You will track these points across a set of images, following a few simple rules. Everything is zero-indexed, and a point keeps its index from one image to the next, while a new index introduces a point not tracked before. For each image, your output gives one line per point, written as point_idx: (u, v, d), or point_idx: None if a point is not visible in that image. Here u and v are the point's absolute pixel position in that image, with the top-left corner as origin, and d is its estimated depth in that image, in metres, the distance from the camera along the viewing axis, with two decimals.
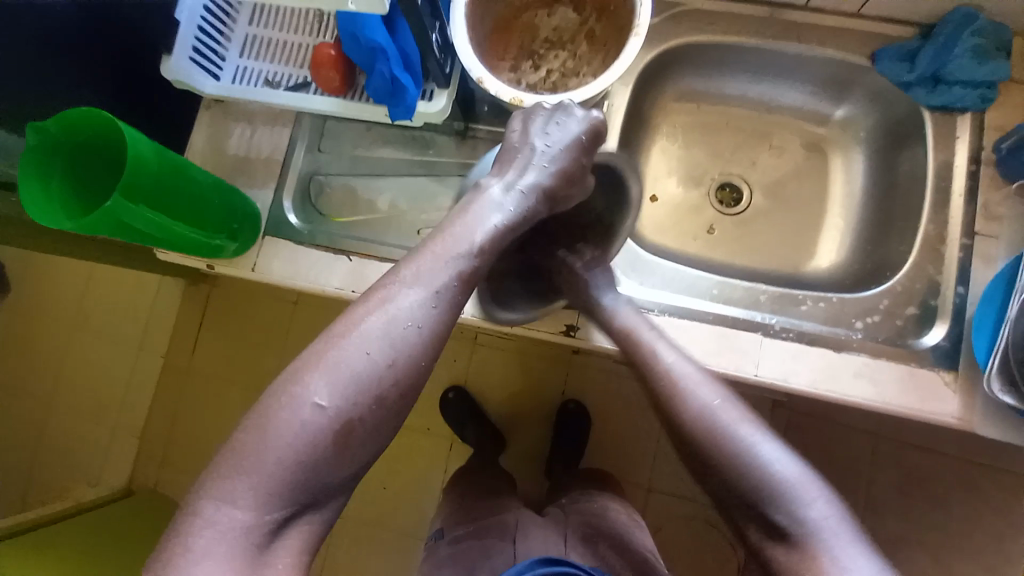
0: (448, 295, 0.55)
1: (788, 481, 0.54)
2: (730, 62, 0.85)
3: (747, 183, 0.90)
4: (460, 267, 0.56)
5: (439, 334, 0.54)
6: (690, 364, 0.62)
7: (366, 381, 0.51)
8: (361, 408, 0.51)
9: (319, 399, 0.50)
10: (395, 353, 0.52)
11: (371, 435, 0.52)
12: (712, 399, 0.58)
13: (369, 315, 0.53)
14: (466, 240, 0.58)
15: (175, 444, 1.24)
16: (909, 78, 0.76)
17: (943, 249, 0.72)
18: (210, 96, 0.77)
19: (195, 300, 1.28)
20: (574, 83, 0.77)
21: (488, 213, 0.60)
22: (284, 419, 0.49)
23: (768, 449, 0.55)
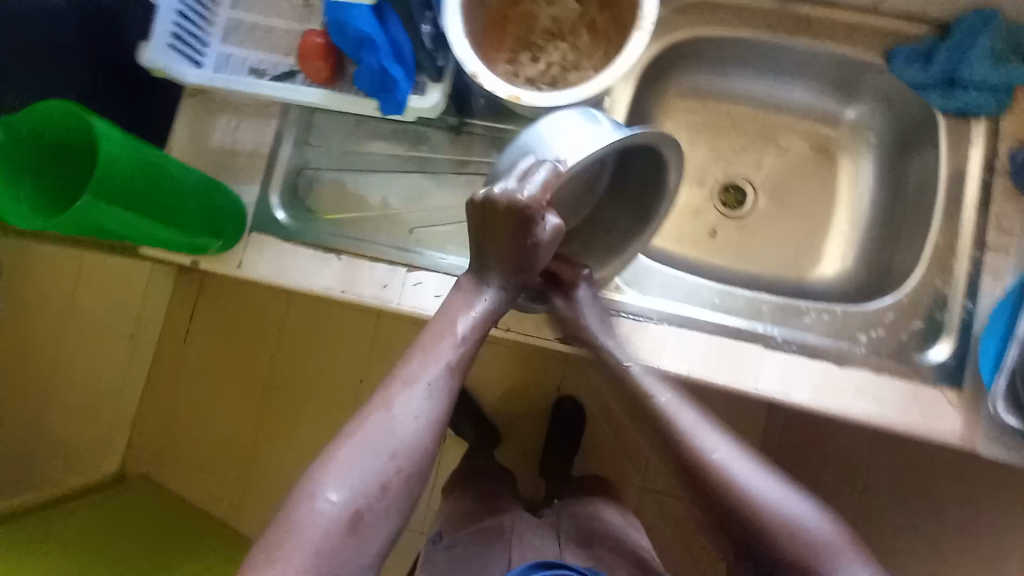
0: (442, 381, 0.55)
1: (818, 540, 0.50)
2: (738, 58, 0.81)
3: (751, 184, 0.87)
4: (451, 357, 0.57)
5: (439, 420, 0.54)
6: (699, 417, 0.57)
7: (375, 479, 0.50)
8: (374, 498, 0.50)
9: (330, 498, 0.49)
10: (398, 445, 0.52)
11: (385, 517, 0.50)
12: (729, 457, 0.54)
13: (371, 414, 0.53)
14: (453, 330, 0.58)
15: (173, 466, 1.23)
16: (924, 79, 0.72)
17: (952, 260, 0.69)
18: (193, 86, 0.73)
19: (188, 291, 1.26)
20: (575, 77, 0.73)
21: (472, 303, 0.60)
22: (300, 526, 0.48)
23: (801, 509, 0.51)
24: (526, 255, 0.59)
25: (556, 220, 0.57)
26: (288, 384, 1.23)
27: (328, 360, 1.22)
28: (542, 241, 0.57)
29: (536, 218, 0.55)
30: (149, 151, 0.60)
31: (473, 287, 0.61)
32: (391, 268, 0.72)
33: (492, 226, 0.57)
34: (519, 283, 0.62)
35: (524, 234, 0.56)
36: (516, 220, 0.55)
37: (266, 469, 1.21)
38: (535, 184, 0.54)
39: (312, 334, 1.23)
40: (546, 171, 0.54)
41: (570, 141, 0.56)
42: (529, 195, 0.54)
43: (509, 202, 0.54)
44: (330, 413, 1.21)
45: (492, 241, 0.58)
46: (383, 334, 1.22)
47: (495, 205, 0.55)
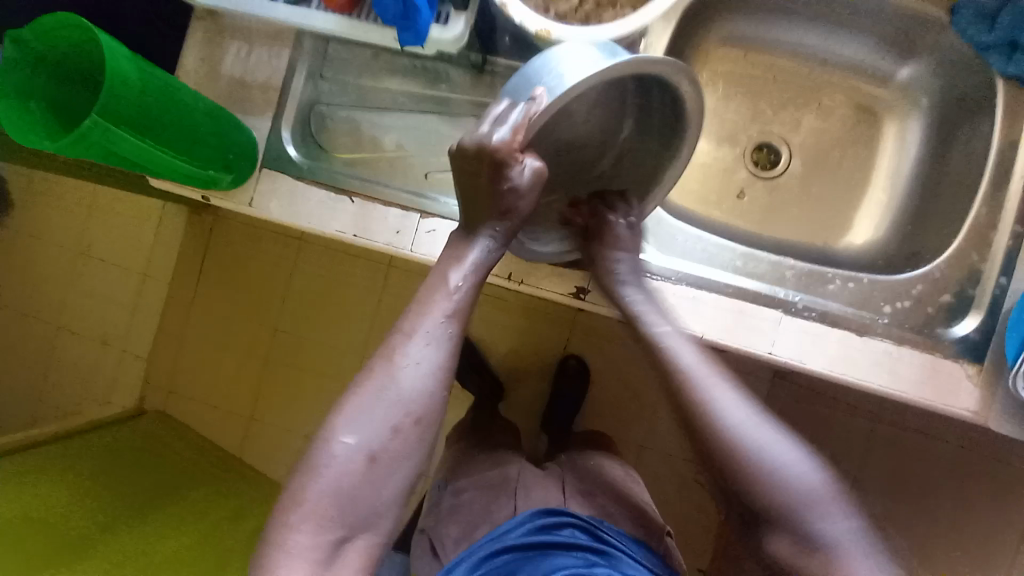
0: (442, 328, 0.54)
1: (808, 498, 0.50)
2: (788, 4, 0.75)
3: (786, 146, 0.82)
4: (449, 305, 0.55)
5: (445, 365, 0.53)
6: (709, 370, 0.57)
7: (386, 423, 0.50)
8: (387, 439, 0.50)
9: (345, 442, 0.50)
10: (405, 392, 0.51)
11: (402, 457, 0.51)
12: (734, 412, 0.53)
13: (375, 365, 0.53)
14: (447, 281, 0.56)
15: (188, 400, 1.27)
16: (987, 40, 0.66)
17: (992, 235, 0.66)
18: (202, 7, 0.69)
19: (197, 230, 1.24)
20: (609, 15, 0.67)
21: (462, 254, 0.58)
22: (318, 470, 0.49)
23: (796, 467, 0.51)
24: (507, 202, 0.57)
25: (534, 163, 0.56)
26: (298, 327, 1.24)
27: (338, 306, 1.23)
28: (519, 186, 0.56)
29: (509, 164, 0.54)
30: (163, 76, 0.58)
31: (463, 237, 0.59)
32: (405, 213, 0.70)
33: (471, 175, 0.56)
34: (510, 233, 0.59)
35: (499, 179, 0.55)
36: (490, 166, 0.54)
37: (278, 405, 1.24)
38: (507, 126, 0.52)
39: (322, 280, 1.23)
40: (518, 112, 0.52)
41: (563, 70, 0.51)
42: (499, 138, 0.52)
43: (479, 146, 0.53)
44: (339, 357, 1.23)
45: (470, 190, 0.57)
46: (393, 284, 1.22)
47: (468, 150, 0.54)
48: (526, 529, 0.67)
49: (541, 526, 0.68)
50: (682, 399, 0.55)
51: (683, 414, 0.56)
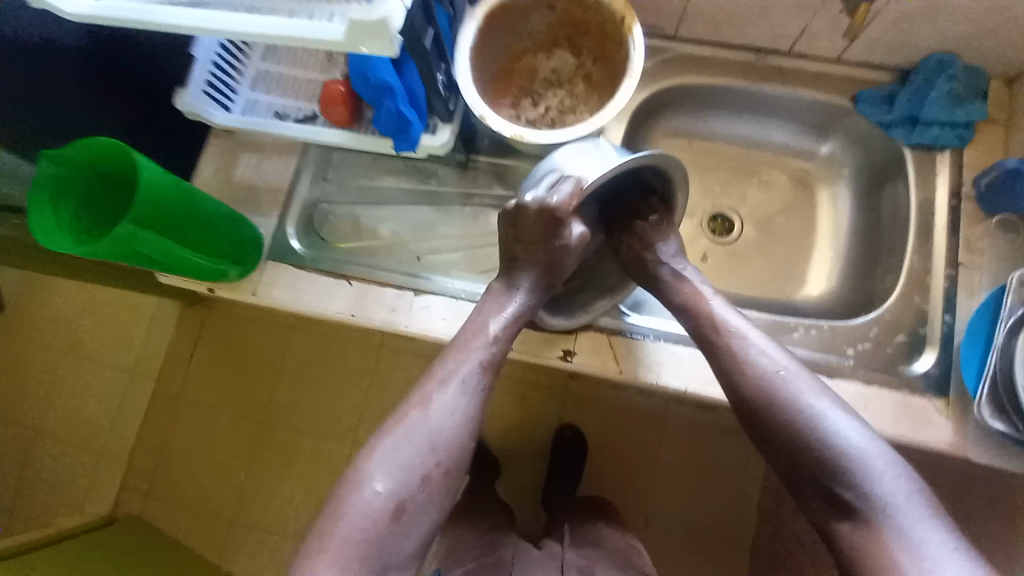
0: (476, 378, 0.59)
1: (858, 455, 0.55)
2: (719, 103, 0.90)
3: (737, 215, 0.93)
4: (484, 355, 0.60)
5: (475, 417, 0.58)
6: (769, 341, 0.64)
7: (416, 470, 0.54)
8: (416, 489, 0.53)
9: (376, 487, 0.52)
10: (437, 439, 0.55)
11: (425, 507, 0.54)
12: (793, 373, 0.61)
13: (411, 409, 0.57)
14: (486, 330, 0.62)
15: (164, 503, 1.20)
16: (888, 117, 0.80)
17: (928, 279, 0.74)
18: (221, 127, 0.81)
19: (190, 324, 1.27)
20: (572, 120, 0.81)
21: (503, 306, 0.64)
22: (347, 514, 0.51)
23: (842, 423, 0.57)
24: (555, 257, 0.66)
25: (580, 228, 0.66)
26: (291, 417, 1.23)
27: (333, 393, 1.23)
28: (569, 243, 0.65)
29: (563, 221, 0.63)
30: (191, 188, 0.65)
31: (505, 287, 0.66)
32: (400, 291, 0.76)
33: (524, 229, 0.64)
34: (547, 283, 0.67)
35: (553, 236, 0.64)
36: (546, 224, 0.63)
37: (262, 501, 1.19)
38: (562, 194, 0.62)
39: (317, 367, 1.25)
40: (570, 184, 0.62)
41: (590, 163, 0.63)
42: (557, 203, 0.61)
43: (538, 206, 0.62)
44: (332, 444, 1.21)
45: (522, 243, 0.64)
46: (387, 365, 1.24)
47: (528, 210, 0.62)
48: None
49: None
50: (727, 364, 0.64)
51: (733, 384, 0.63)
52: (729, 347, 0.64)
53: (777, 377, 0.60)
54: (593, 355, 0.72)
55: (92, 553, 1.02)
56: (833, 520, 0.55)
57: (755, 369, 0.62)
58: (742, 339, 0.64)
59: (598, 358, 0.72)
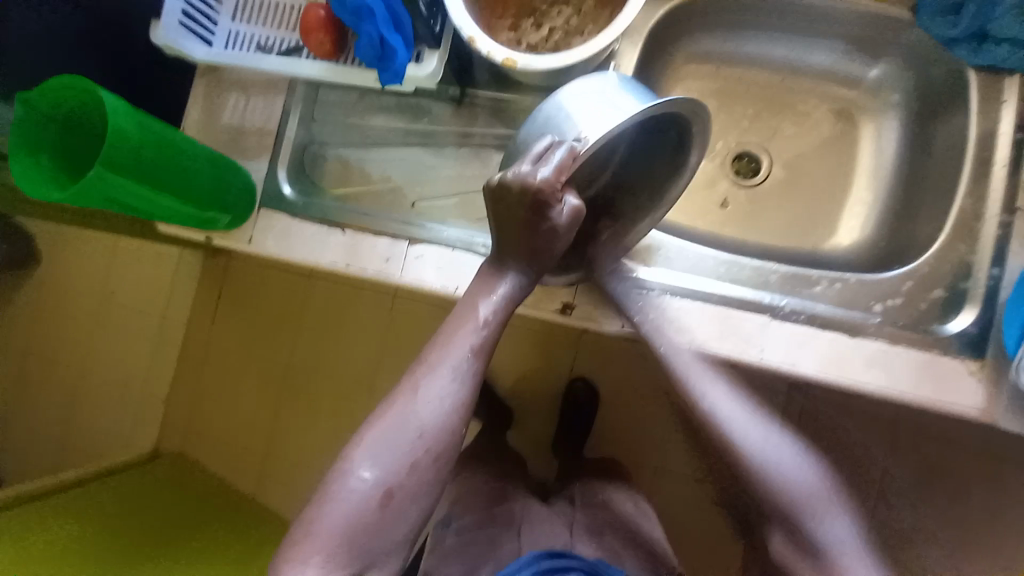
0: (466, 365, 0.54)
1: (806, 498, 0.50)
2: (753, 19, 0.78)
3: (765, 154, 0.83)
4: (475, 340, 0.55)
5: (465, 405, 0.53)
6: (702, 367, 0.59)
7: (404, 458, 0.50)
8: (403, 475, 0.50)
9: (362, 475, 0.49)
10: (426, 428, 0.51)
11: (416, 494, 0.50)
12: (724, 406, 0.55)
13: (398, 397, 0.52)
14: (476, 313, 0.57)
15: (201, 441, 1.29)
16: (953, 33, 0.67)
17: (978, 226, 0.65)
18: (203, 64, 0.76)
19: (212, 275, 1.30)
20: (578, 43, 0.71)
21: (492, 289, 0.59)
22: (334, 499, 0.49)
23: (775, 452, 0.52)
24: (543, 240, 0.58)
25: (573, 202, 0.57)
26: (310, 361, 1.27)
27: (348, 339, 1.26)
28: (557, 225, 0.56)
29: (550, 203, 0.54)
30: (160, 126, 0.62)
31: (490, 270, 0.60)
32: (394, 240, 0.73)
33: (509, 210, 0.55)
34: (539, 266, 0.60)
35: (540, 217, 0.55)
36: (530, 204, 0.54)
37: (289, 442, 1.26)
38: (550, 167, 0.53)
39: (332, 314, 1.27)
40: (564, 152, 0.53)
41: (601, 113, 0.55)
42: (543, 177, 0.53)
43: (522, 184, 0.53)
44: (349, 388, 1.25)
45: (509, 225, 0.57)
46: (397, 315, 1.24)
47: (512, 187, 0.54)
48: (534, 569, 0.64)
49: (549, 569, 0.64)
50: (679, 404, 0.58)
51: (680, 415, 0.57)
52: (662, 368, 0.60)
53: (726, 422, 0.54)
54: (593, 311, 0.69)
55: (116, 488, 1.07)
56: (787, 558, 0.51)
57: (689, 396, 0.57)
58: (683, 373, 0.58)
59: (601, 313, 0.69)
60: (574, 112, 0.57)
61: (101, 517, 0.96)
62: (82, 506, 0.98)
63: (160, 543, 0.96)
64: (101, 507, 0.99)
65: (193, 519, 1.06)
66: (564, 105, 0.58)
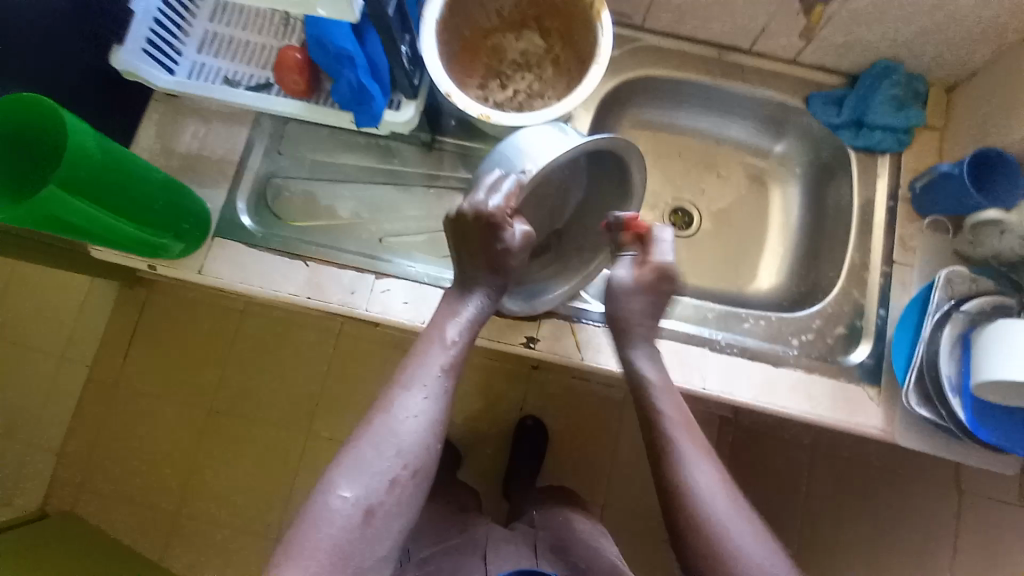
0: (440, 382, 0.56)
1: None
2: (684, 97, 0.91)
3: (697, 208, 0.95)
4: (445, 359, 0.58)
5: (441, 422, 0.56)
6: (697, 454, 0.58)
7: (384, 476, 0.52)
8: (383, 493, 0.52)
9: (342, 495, 0.51)
10: (403, 446, 0.53)
11: (396, 511, 0.52)
12: (716, 497, 0.56)
13: (375, 419, 0.54)
14: (444, 334, 0.59)
15: (101, 497, 1.13)
16: (838, 120, 0.85)
17: (866, 275, 0.79)
18: (162, 91, 0.74)
19: (128, 310, 1.19)
20: (540, 104, 0.80)
21: (458, 308, 0.61)
22: (315, 522, 0.50)
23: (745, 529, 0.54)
24: (500, 259, 0.61)
25: (523, 227, 0.62)
26: (243, 403, 1.17)
27: (288, 379, 1.19)
28: (511, 246, 0.61)
29: (502, 226, 0.59)
30: (122, 150, 0.59)
31: (460, 294, 0.63)
32: (360, 274, 0.73)
33: (467, 237, 0.60)
34: (501, 288, 0.63)
35: (494, 239, 0.60)
36: (484, 227, 0.59)
37: (212, 495, 1.14)
38: (500, 195, 0.59)
39: (269, 352, 1.20)
40: (511, 182, 0.60)
41: (545, 146, 0.60)
42: (494, 205, 0.59)
43: (475, 212, 0.59)
44: (287, 433, 1.17)
45: (467, 249, 0.61)
46: (343, 353, 1.20)
47: (466, 216, 0.60)
48: None
49: None
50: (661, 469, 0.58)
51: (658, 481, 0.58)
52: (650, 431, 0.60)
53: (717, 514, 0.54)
54: (557, 342, 0.73)
55: (19, 558, 0.91)
56: None
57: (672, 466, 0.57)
58: (687, 471, 0.57)
59: (562, 345, 0.73)
60: (523, 144, 0.61)
61: None
62: None
63: None
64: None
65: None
66: (513, 139, 0.62)
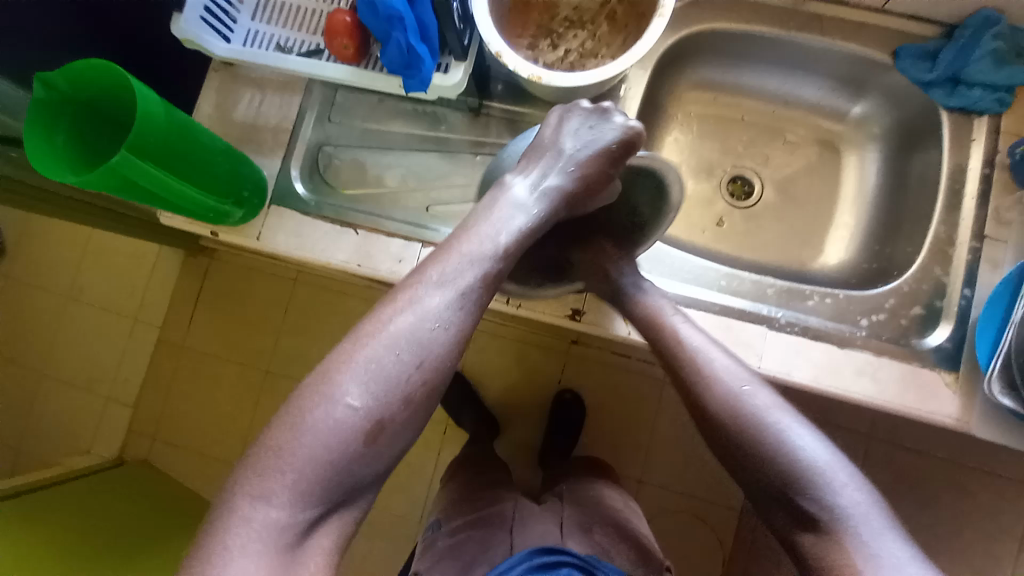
0: (472, 290, 0.53)
1: (818, 469, 0.50)
2: (751, 54, 0.84)
3: (759, 177, 0.89)
4: (481, 267, 0.54)
5: (463, 334, 0.51)
6: (711, 346, 0.60)
7: (397, 380, 0.48)
8: (393, 405, 0.48)
9: (347, 400, 0.47)
10: (422, 353, 0.49)
11: (402, 432, 0.48)
12: (730, 376, 0.57)
13: (394, 314, 0.50)
14: (488, 236, 0.56)
15: (171, 447, 1.24)
16: (930, 77, 0.75)
17: (952, 251, 0.72)
18: (220, 59, 0.75)
19: (191, 275, 1.26)
20: (592, 64, 0.75)
21: (514, 210, 0.57)
22: (310, 422, 0.46)
23: (787, 421, 0.53)
24: (567, 174, 0.61)
25: (584, 163, 0.62)
26: (295, 363, 1.24)
27: (335, 342, 1.24)
28: (579, 160, 0.61)
29: (569, 136, 0.63)
30: (185, 118, 0.61)
31: (519, 192, 0.59)
32: (407, 243, 0.74)
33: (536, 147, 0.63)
34: (567, 198, 0.61)
35: (559, 153, 0.62)
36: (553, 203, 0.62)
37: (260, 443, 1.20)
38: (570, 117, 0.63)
39: (317, 317, 1.25)
40: (577, 112, 0.64)
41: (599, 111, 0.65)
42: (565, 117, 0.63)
43: (551, 121, 0.63)
44: None
45: (535, 157, 0.62)
46: None
47: (542, 126, 0.64)
48: (524, 567, 0.65)
49: (540, 564, 0.66)
50: (686, 371, 0.59)
51: (685, 381, 0.59)
52: (665, 335, 0.62)
53: (736, 389, 0.55)
54: (602, 316, 0.73)
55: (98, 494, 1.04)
56: (795, 536, 0.50)
57: (697, 366, 0.58)
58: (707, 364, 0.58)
59: (608, 319, 0.73)
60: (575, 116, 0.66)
61: (52, 521, 0.90)
62: (40, 507, 0.93)
63: (114, 545, 0.93)
64: (62, 510, 0.95)
65: (156, 519, 1.03)
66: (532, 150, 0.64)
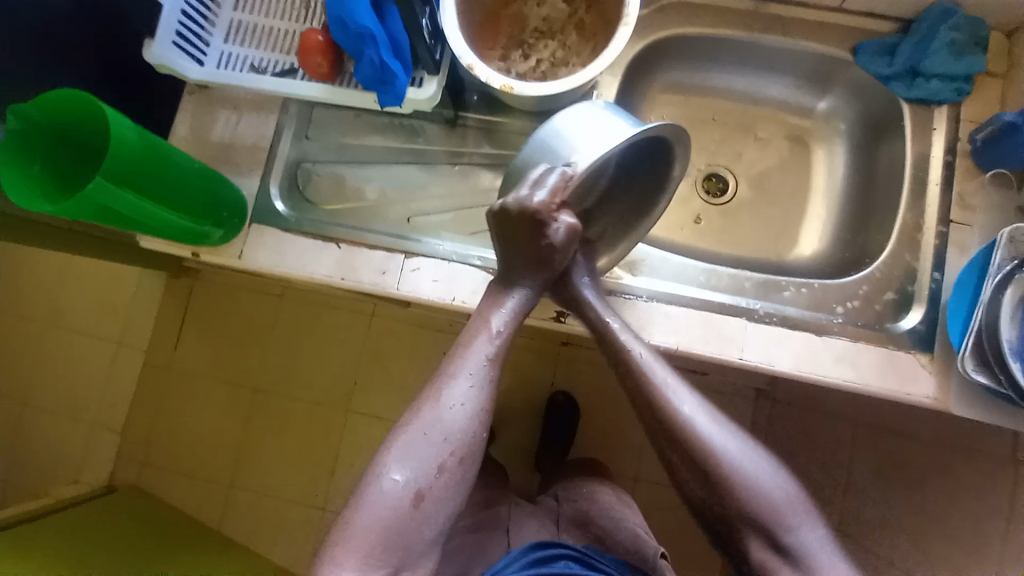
0: (484, 371, 0.59)
1: (778, 501, 0.57)
2: (718, 56, 0.87)
3: (733, 174, 0.91)
4: (490, 349, 0.61)
5: (485, 410, 0.59)
6: (676, 379, 0.61)
7: (433, 461, 0.55)
8: (432, 477, 0.55)
9: (394, 477, 0.54)
10: (450, 433, 0.56)
11: (445, 494, 0.55)
12: (698, 417, 0.58)
13: (423, 407, 0.57)
14: (490, 325, 0.62)
15: (163, 473, 1.22)
16: (888, 71, 0.78)
17: (920, 236, 0.74)
18: (195, 82, 0.76)
19: (176, 296, 1.26)
20: (564, 72, 0.77)
21: (500, 303, 0.64)
22: (368, 502, 0.54)
23: (751, 457, 0.57)
24: (543, 254, 0.63)
25: (570, 220, 0.62)
26: (285, 381, 1.23)
27: (326, 359, 1.23)
28: (556, 242, 0.62)
29: (546, 223, 0.60)
30: (160, 142, 0.62)
31: (504, 286, 0.65)
32: (390, 254, 0.74)
33: (513, 230, 0.62)
34: (544, 280, 0.65)
35: (539, 235, 0.61)
36: (531, 223, 0.60)
37: (270, 471, 1.21)
38: (546, 189, 0.59)
39: (306, 334, 1.24)
40: (557, 176, 0.59)
41: (596, 133, 0.59)
42: (539, 201, 0.59)
43: (520, 207, 0.60)
44: (327, 413, 1.21)
45: (513, 243, 0.63)
46: (377, 335, 1.23)
47: (510, 211, 0.60)
48: (522, 563, 0.66)
49: (538, 559, 0.67)
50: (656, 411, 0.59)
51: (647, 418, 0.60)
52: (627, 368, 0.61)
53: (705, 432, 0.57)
54: None
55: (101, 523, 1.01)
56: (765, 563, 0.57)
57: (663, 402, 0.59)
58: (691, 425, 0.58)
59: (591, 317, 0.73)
60: (566, 132, 0.61)
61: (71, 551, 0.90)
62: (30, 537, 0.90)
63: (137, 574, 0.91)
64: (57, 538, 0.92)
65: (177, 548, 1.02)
66: (554, 128, 0.62)
